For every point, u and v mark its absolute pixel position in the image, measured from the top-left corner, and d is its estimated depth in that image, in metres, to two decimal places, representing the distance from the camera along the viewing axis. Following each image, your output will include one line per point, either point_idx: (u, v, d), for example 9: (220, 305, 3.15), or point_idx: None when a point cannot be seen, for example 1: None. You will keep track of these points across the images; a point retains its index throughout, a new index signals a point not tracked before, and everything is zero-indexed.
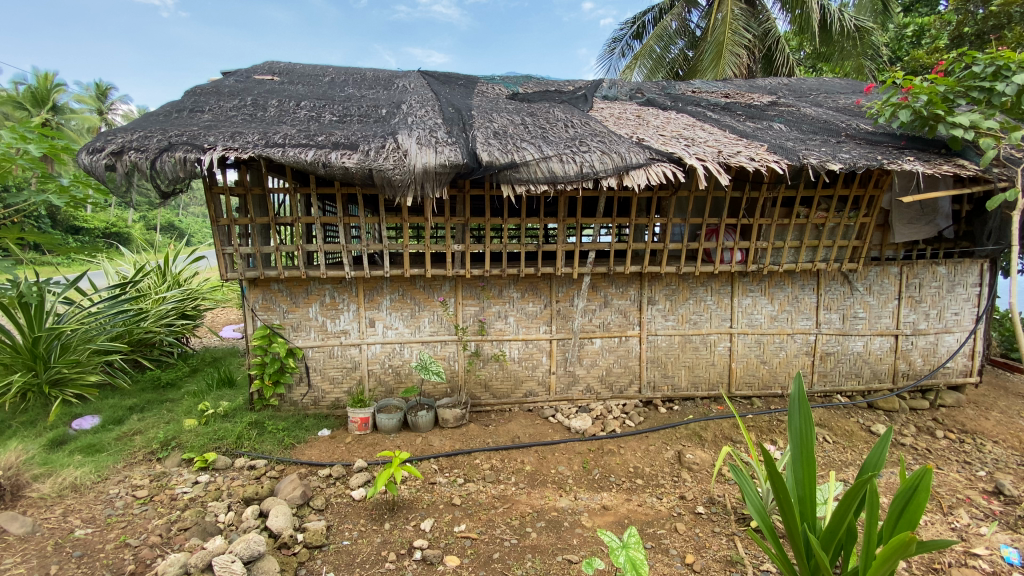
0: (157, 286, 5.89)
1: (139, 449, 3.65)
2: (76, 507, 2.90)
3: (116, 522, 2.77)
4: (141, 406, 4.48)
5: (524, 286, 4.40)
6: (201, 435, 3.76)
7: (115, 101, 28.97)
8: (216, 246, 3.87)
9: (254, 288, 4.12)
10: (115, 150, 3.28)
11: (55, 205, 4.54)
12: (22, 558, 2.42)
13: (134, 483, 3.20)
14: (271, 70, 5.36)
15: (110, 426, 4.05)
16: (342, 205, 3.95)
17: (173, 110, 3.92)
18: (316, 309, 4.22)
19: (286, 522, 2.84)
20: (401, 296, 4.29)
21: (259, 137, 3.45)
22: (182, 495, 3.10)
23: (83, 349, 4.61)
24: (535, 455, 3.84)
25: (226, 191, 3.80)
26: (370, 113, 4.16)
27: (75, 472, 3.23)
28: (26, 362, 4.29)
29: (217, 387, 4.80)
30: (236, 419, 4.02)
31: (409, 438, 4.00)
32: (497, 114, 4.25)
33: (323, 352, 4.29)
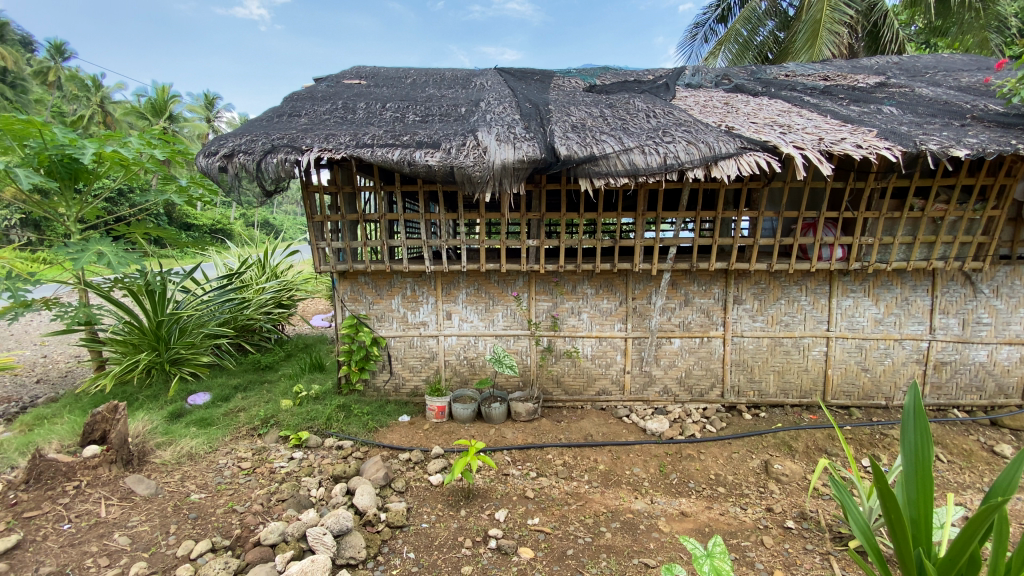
0: (258, 277, 6.44)
1: (243, 425, 4.01)
2: (191, 473, 3.22)
3: (224, 489, 3.06)
4: (244, 385, 4.94)
5: (599, 283, 4.32)
6: (296, 415, 4.07)
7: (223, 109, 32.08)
8: (311, 241, 4.15)
9: (343, 280, 4.37)
10: (227, 153, 3.61)
11: (175, 203, 5.10)
12: (147, 517, 2.68)
13: (239, 455, 3.52)
14: (359, 74, 5.65)
15: (219, 403, 4.49)
16: (424, 202, 4.08)
17: (274, 116, 4.24)
18: (398, 301, 4.41)
19: (370, 501, 2.99)
20: (476, 290, 4.37)
21: (350, 138, 3.64)
22: (279, 468, 3.38)
23: (196, 332, 5.13)
24: (609, 455, 3.77)
25: (320, 190, 4.05)
26: (451, 111, 4.26)
27: (190, 443, 3.59)
28: (150, 342, 4.82)
29: (309, 371, 5.18)
30: (326, 401, 4.32)
31: (482, 429, 4.07)
32: (575, 107, 4.19)
33: (404, 342, 4.48)
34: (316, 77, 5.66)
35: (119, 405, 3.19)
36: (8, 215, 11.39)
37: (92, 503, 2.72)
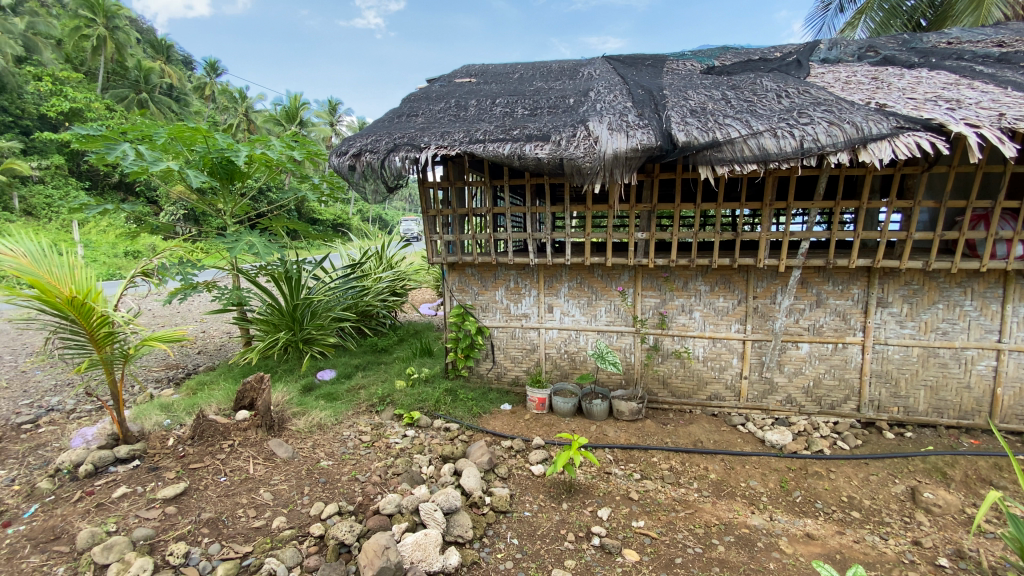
0: (377, 267, 6.87)
1: (363, 401, 4.36)
2: (320, 442, 3.56)
3: (348, 458, 3.35)
4: (363, 364, 5.38)
5: (714, 279, 4.04)
6: (409, 396, 4.34)
7: (345, 113, 34.97)
8: (425, 234, 4.38)
9: (452, 271, 4.55)
10: (355, 153, 3.91)
11: (309, 199, 5.65)
12: (286, 477, 3.01)
13: (360, 429, 3.83)
14: (469, 72, 5.83)
15: (342, 380, 4.92)
16: (532, 194, 4.08)
17: (394, 116, 4.51)
18: (502, 293, 4.49)
19: (476, 483, 3.08)
20: (579, 284, 4.30)
21: (464, 134, 3.76)
22: (395, 444, 3.63)
23: (326, 315, 5.63)
24: (722, 464, 3.53)
25: (434, 185, 4.24)
26: (559, 103, 4.22)
27: (320, 414, 3.97)
28: (287, 323, 5.40)
29: (420, 356, 5.49)
30: (435, 384, 4.56)
31: (584, 425, 4.02)
32: (693, 91, 3.94)
33: (506, 333, 4.55)
34: (429, 78, 5.93)
35: (265, 376, 3.60)
36: (175, 210, 13.37)
37: (242, 461, 3.10)
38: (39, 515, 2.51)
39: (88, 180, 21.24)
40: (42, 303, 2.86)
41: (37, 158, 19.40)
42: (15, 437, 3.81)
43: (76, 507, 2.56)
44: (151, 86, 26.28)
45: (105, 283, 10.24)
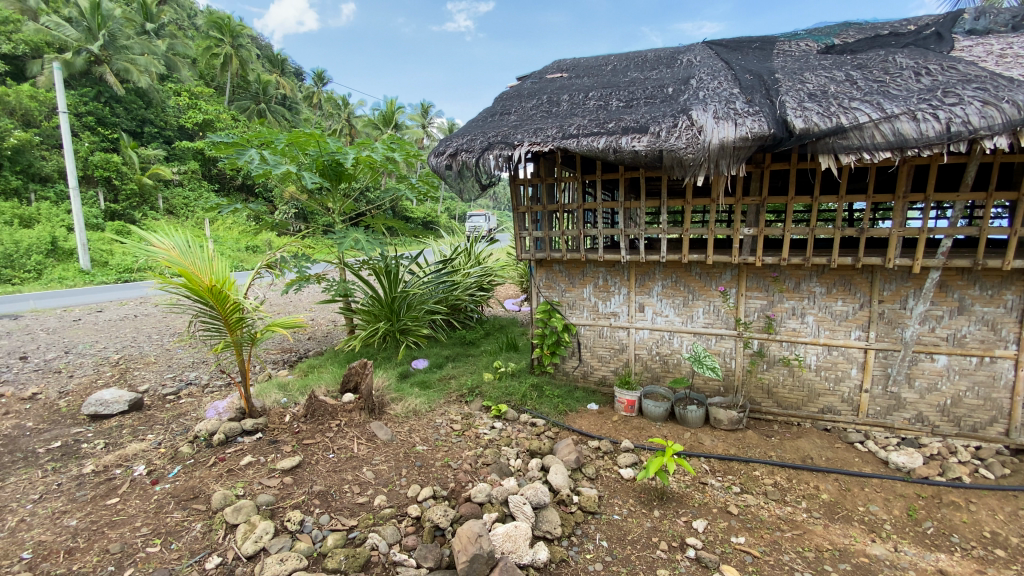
0: (466, 263, 7.10)
1: (454, 391, 4.51)
2: (416, 427, 3.73)
3: (441, 445, 3.47)
4: (453, 356, 5.56)
5: (832, 281, 3.68)
6: (496, 389, 4.42)
7: (436, 115, 36.46)
8: (515, 230, 4.40)
9: (539, 268, 4.54)
10: (452, 152, 4.03)
11: (406, 197, 5.93)
12: (386, 458, 3.19)
13: (451, 418, 3.96)
14: (561, 68, 5.78)
15: (434, 370, 5.13)
16: (626, 189, 3.96)
17: (488, 116, 4.59)
18: (590, 290, 4.41)
19: (563, 481, 3.07)
20: (674, 283, 4.11)
21: (557, 130, 3.72)
22: (484, 435, 3.71)
23: (420, 308, 5.93)
24: (836, 484, 3.21)
25: (526, 182, 4.26)
26: (657, 93, 4.06)
27: (415, 401, 4.16)
28: (385, 314, 5.72)
29: (506, 350, 5.56)
30: (521, 379, 4.61)
31: (677, 431, 3.84)
32: (809, 73, 3.61)
33: (594, 331, 4.47)
34: (521, 76, 5.97)
35: (368, 362, 3.84)
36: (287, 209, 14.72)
37: (347, 440, 3.33)
38: (183, 475, 2.87)
39: (217, 182, 23.98)
40: (188, 291, 3.27)
41: (178, 164, 22.22)
42: (163, 406, 4.40)
43: (211, 471, 2.90)
44: (269, 97, 29.09)
45: (235, 273, 11.56)
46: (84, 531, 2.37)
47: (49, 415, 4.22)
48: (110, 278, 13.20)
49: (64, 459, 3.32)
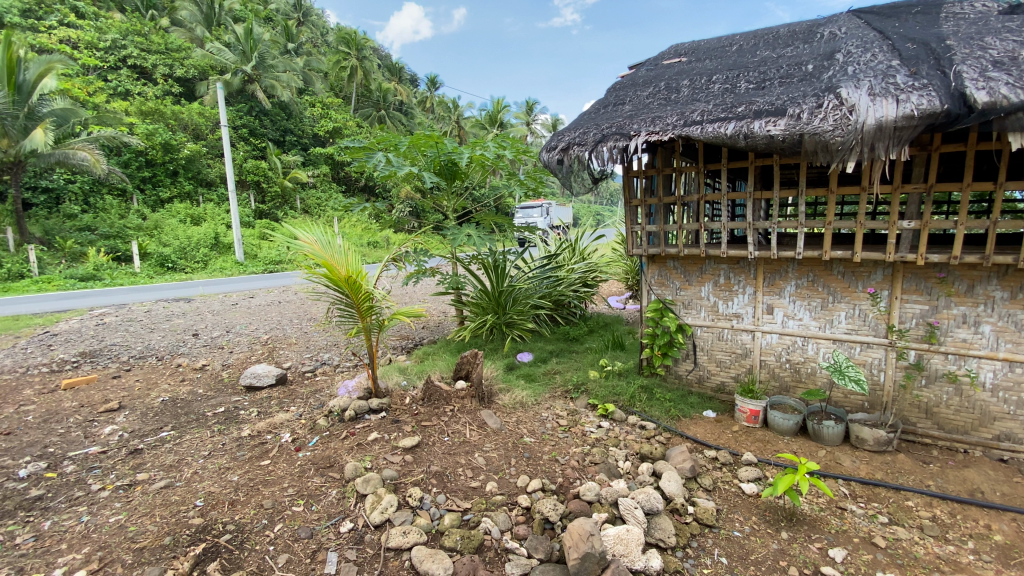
0: (570, 259, 7.06)
1: (559, 386, 4.50)
2: (523, 419, 3.77)
3: (548, 439, 3.47)
4: (558, 351, 5.55)
5: (1020, 284, 3.09)
6: (603, 387, 4.33)
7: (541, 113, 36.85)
8: (627, 224, 4.25)
9: (652, 264, 4.35)
10: (563, 146, 3.98)
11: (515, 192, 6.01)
12: (496, 446, 3.27)
13: (558, 412, 3.96)
14: (678, 52, 5.48)
15: (539, 363, 5.16)
16: (755, 178, 3.65)
17: (602, 107, 4.48)
18: (709, 289, 4.13)
19: (677, 490, 2.92)
20: (810, 283, 3.71)
21: (678, 117, 3.52)
22: (590, 433, 3.65)
23: (525, 302, 5.97)
24: (1017, 526, 2.67)
25: (641, 174, 4.09)
26: (794, 71, 3.68)
27: (521, 393, 4.22)
28: (493, 307, 5.87)
29: (612, 349, 5.42)
30: (629, 379, 4.47)
31: (809, 448, 3.47)
32: (992, 36, 3.05)
33: (712, 333, 4.19)
34: (634, 64, 5.76)
35: (479, 352, 3.96)
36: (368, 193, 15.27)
37: (460, 425, 3.46)
38: (320, 445, 3.19)
39: (344, 184, 26.48)
40: (329, 280, 3.63)
41: (313, 168, 24.89)
42: (302, 382, 4.96)
43: (343, 443, 3.20)
44: (388, 104, 31.42)
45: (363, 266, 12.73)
46: (243, 487, 2.73)
47: (214, 385, 4.95)
48: (258, 268, 15.17)
49: (226, 423, 3.87)
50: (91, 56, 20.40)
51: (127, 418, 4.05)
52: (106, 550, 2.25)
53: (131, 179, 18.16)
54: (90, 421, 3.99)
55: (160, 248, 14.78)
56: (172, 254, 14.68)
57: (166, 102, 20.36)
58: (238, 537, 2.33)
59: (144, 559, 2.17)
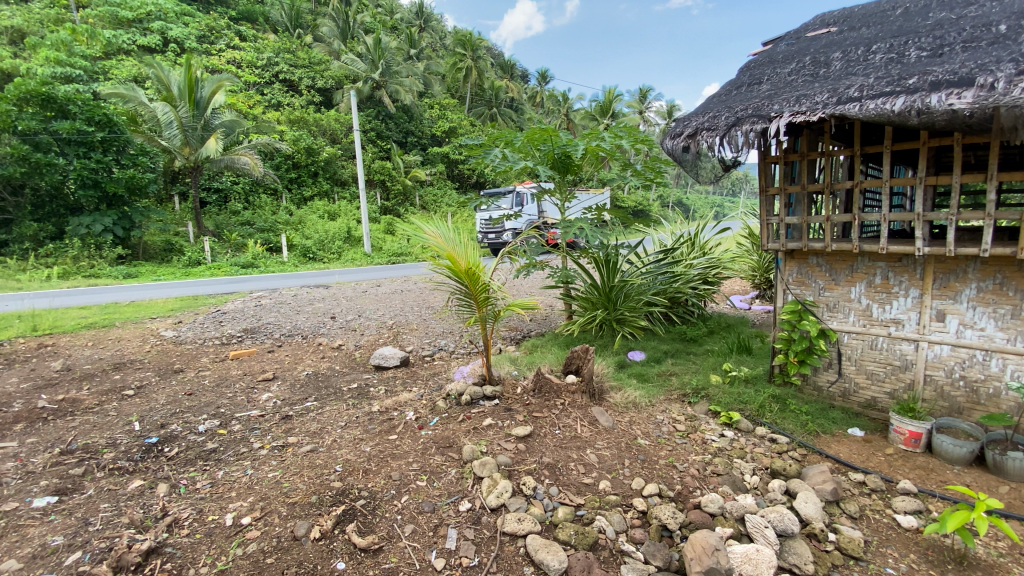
0: (689, 254, 6.65)
1: (676, 389, 4.26)
2: (637, 419, 3.63)
3: (665, 443, 3.31)
4: (673, 352, 5.26)
5: None
6: (727, 394, 4.02)
7: (655, 104, 35.67)
8: (762, 216, 3.89)
9: (790, 260, 3.95)
10: (691, 132, 3.73)
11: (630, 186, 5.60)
12: (609, 444, 3.18)
13: (674, 416, 3.75)
14: (825, 22, 4.88)
15: (653, 363, 4.94)
16: (927, 162, 3.12)
17: (732, 88, 4.14)
18: (861, 290, 3.64)
19: (816, 513, 2.62)
20: (998, 286, 3.11)
21: (829, 95, 3.12)
22: (711, 441, 3.41)
23: (638, 299, 5.71)
24: None
25: (780, 160, 3.71)
26: (983, 33, 3.08)
27: (635, 393, 4.07)
28: (603, 302, 5.69)
29: (736, 352, 5.00)
30: (757, 387, 4.10)
31: (988, 483, 2.90)
32: None
33: (862, 341, 3.68)
34: (771, 39, 5.23)
35: (591, 347, 3.89)
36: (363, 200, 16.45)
37: (571, 420, 3.42)
38: (440, 426, 3.37)
39: (458, 181, 27.83)
40: (451, 271, 3.81)
41: (431, 166, 26.46)
42: (422, 365, 5.31)
43: (461, 426, 3.34)
44: (501, 102, 32.35)
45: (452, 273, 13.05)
46: (374, 458, 2.98)
47: (348, 363, 5.49)
48: (382, 260, 16.55)
49: (359, 398, 4.26)
50: (252, 73, 23.57)
51: (280, 388, 4.65)
52: (267, 501, 2.59)
53: (281, 180, 20.74)
54: (251, 388, 4.65)
55: (304, 240, 16.75)
56: (313, 246, 16.54)
57: (310, 111, 22.92)
58: (371, 503, 2.54)
59: (296, 512, 2.46)
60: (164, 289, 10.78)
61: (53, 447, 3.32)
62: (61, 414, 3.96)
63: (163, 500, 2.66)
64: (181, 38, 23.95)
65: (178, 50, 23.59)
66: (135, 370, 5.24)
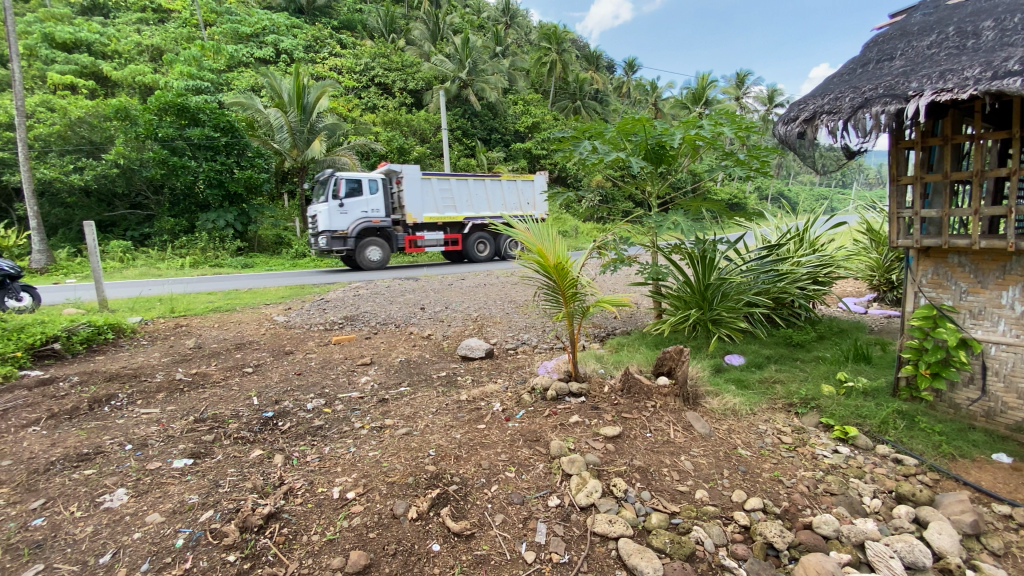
0: (796, 252, 6.11)
1: (781, 398, 3.93)
2: (736, 428, 3.40)
3: (769, 455, 3.06)
4: (776, 357, 4.86)
5: None
6: (842, 406, 3.64)
7: (751, 91, 33.49)
8: (890, 209, 3.48)
9: (923, 259, 3.49)
10: (807, 117, 3.43)
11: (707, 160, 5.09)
12: (705, 452, 3.00)
13: (779, 427, 3.46)
14: None
15: (753, 368, 4.60)
16: None
17: (857, 66, 3.73)
18: (1015, 295, 3.13)
19: (952, 547, 2.30)
20: None
21: (984, 69, 2.70)
22: (823, 457, 3.10)
23: (737, 298, 5.33)
24: None
25: (915, 145, 3.29)
26: None
27: (734, 399, 3.81)
28: (698, 301, 5.39)
29: (853, 361, 4.51)
30: (878, 401, 3.67)
31: None
32: None
33: (1016, 355, 3.16)
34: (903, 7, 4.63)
35: (685, 349, 3.67)
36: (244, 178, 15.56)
37: (664, 423, 3.27)
38: (527, 419, 3.39)
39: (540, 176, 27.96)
40: (539, 266, 3.80)
41: (514, 162, 26.79)
42: (507, 358, 5.38)
43: (548, 421, 3.33)
44: (585, 94, 31.96)
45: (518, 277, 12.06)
46: (465, 445, 3.06)
47: (437, 352, 5.71)
48: (465, 255, 17.09)
49: (448, 386, 4.41)
50: (352, 78, 25.23)
51: (376, 372, 4.94)
52: (368, 478, 2.75)
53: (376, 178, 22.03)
54: (352, 371, 4.99)
55: None
56: None
57: (403, 112, 24.10)
58: (463, 489, 2.61)
59: (394, 492, 2.59)
60: (276, 278, 11.90)
61: (190, 415, 3.79)
62: (195, 385, 4.51)
63: (279, 469, 2.94)
64: (291, 50, 26.16)
65: (287, 60, 25.78)
66: (253, 350, 5.83)
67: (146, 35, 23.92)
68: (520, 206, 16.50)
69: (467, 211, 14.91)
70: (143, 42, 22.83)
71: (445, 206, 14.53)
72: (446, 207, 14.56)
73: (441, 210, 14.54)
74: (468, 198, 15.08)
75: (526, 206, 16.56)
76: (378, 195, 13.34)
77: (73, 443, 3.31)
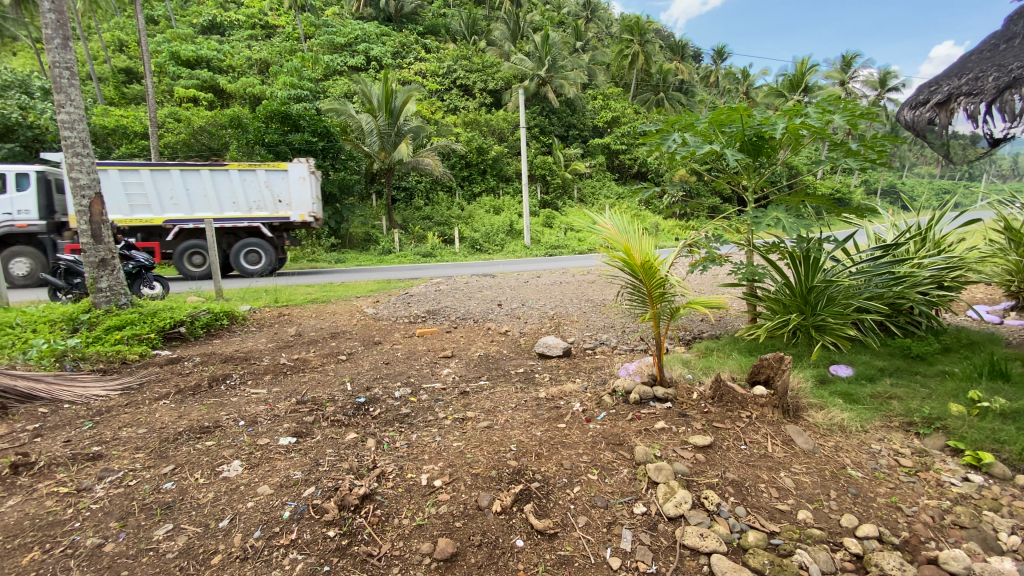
0: (917, 252, 5.45)
1: (897, 416, 3.53)
2: (844, 446, 3.10)
3: (883, 479, 2.76)
4: (892, 370, 4.38)
5: None
6: (975, 429, 3.19)
7: (858, 74, 30.43)
8: None
9: None
10: (940, 101, 3.11)
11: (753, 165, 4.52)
12: (808, 470, 2.76)
13: (896, 448, 3.11)
14: None
15: (864, 381, 4.17)
16: None
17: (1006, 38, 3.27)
18: None
19: None
20: None
21: None
22: (950, 485, 2.74)
23: (845, 304, 4.87)
24: None
25: None
26: None
27: (841, 414, 3.48)
28: (799, 305, 4.99)
29: (989, 378, 3.94)
30: (1022, 425, 3.17)
31: None
32: None
33: None
34: None
35: (786, 356, 3.40)
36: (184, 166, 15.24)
37: (761, 436, 3.06)
38: (609, 421, 3.32)
39: (619, 172, 27.32)
40: (626, 265, 3.69)
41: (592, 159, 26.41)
42: (586, 357, 5.31)
43: (631, 425, 3.24)
44: (669, 86, 30.72)
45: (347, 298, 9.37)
46: (546, 443, 3.06)
47: (515, 348, 5.77)
48: (541, 252, 17.12)
49: (527, 383, 4.44)
50: (436, 82, 26.16)
51: (457, 365, 5.09)
52: (453, 468, 2.83)
53: (456, 177, 22.66)
54: (434, 363, 5.18)
55: (473, 233, 18.14)
56: (480, 239, 17.83)
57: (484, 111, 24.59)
58: (545, 487, 2.61)
59: (478, 484, 2.65)
60: (366, 273, 12.65)
61: (292, 397, 4.13)
62: (296, 369, 4.92)
63: (372, 453, 3.11)
64: (380, 56, 27.60)
65: (377, 67, 27.22)
66: (346, 339, 6.25)
67: (257, 51, 26.36)
68: (273, 206, 12.48)
69: (176, 210, 11.81)
70: (252, 57, 25.14)
71: (135, 206, 11.66)
72: (136, 205, 11.66)
73: (132, 211, 11.67)
74: (174, 195, 11.82)
75: (276, 204, 12.34)
76: (29, 191, 10.60)
77: (196, 416, 3.73)
